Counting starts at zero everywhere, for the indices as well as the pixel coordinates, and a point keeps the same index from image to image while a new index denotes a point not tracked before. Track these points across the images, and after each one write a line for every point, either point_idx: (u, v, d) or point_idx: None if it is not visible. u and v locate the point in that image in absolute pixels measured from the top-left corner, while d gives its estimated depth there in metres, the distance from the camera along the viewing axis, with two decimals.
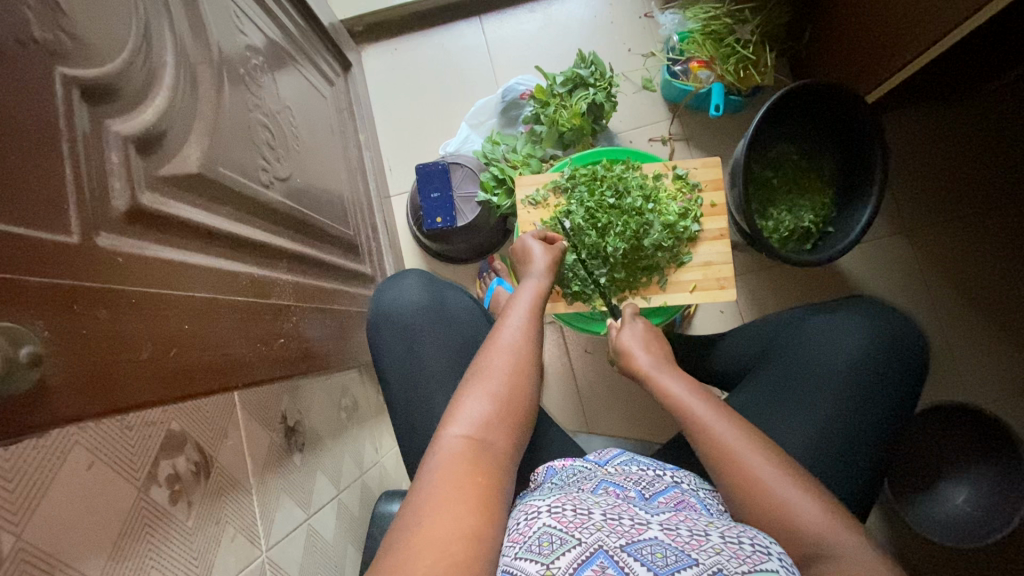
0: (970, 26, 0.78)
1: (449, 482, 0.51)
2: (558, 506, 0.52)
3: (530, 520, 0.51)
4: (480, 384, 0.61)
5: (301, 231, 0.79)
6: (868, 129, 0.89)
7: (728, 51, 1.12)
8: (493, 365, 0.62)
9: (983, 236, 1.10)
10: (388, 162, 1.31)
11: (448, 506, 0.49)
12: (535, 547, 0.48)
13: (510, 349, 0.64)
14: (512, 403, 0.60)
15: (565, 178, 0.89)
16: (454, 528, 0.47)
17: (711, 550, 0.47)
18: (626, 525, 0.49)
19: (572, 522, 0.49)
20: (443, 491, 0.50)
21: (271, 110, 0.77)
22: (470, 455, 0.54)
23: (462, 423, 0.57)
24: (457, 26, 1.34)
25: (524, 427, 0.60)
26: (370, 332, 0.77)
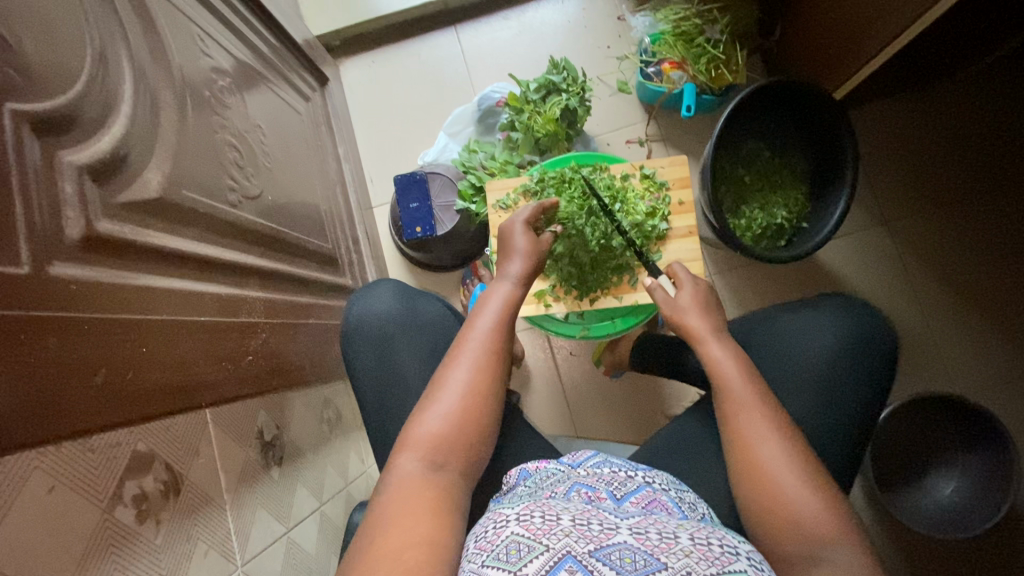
0: (929, 19, 0.78)
1: (405, 499, 0.53)
2: (527, 515, 0.52)
3: (499, 530, 0.51)
4: (439, 400, 0.62)
5: (274, 248, 0.80)
6: (835, 124, 0.90)
7: (698, 51, 1.12)
8: (455, 379, 0.63)
9: (963, 225, 1.11)
10: (370, 174, 1.32)
11: (403, 518, 0.51)
12: (502, 555, 0.48)
13: (473, 359, 0.64)
14: (470, 414, 0.61)
15: (534, 182, 0.90)
16: (405, 539, 0.49)
17: (680, 553, 0.47)
18: (595, 530, 0.49)
19: (540, 528, 0.49)
20: (400, 501, 0.53)
21: (239, 129, 0.78)
22: (424, 474, 0.56)
23: (419, 444, 0.58)
24: (433, 36, 1.35)
25: (487, 432, 0.63)
26: (343, 341, 0.78)
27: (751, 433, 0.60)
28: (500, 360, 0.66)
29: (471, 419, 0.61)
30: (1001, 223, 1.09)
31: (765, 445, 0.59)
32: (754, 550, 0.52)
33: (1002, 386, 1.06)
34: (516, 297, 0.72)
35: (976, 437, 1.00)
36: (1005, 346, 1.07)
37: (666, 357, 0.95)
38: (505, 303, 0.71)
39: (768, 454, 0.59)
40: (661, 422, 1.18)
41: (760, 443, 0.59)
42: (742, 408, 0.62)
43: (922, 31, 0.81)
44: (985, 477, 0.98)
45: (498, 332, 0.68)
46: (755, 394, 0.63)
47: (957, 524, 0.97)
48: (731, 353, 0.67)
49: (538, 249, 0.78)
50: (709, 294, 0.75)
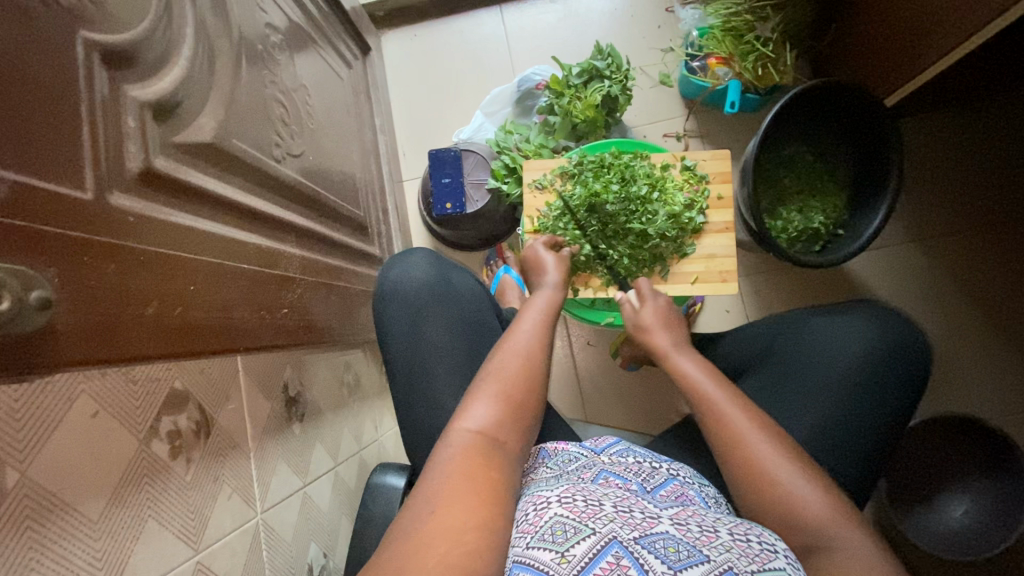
0: (1002, 25, 0.74)
1: (460, 470, 0.52)
2: (569, 498, 0.53)
3: (541, 511, 0.52)
4: (492, 385, 0.61)
5: (312, 208, 0.81)
6: (884, 132, 0.88)
7: (747, 48, 1.10)
8: (506, 365, 0.63)
9: (1006, 248, 1.08)
10: (402, 148, 1.32)
11: (455, 493, 0.50)
12: (547, 536, 0.48)
13: (519, 348, 0.65)
14: (519, 402, 0.61)
15: (572, 164, 0.89)
16: (463, 520, 0.47)
17: (721, 547, 0.48)
18: (637, 518, 0.50)
19: (584, 512, 0.50)
20: (457, 472, 0.52)
21: (286, 88, 0.78)
22: (479, 446, 0.55)
23: (474, 419, 0.58)
24: (477, 13, 1.34)
25: (531, 422, 0.61)
26: (376, 306, 0.79)
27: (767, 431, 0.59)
28: (545, 360, 0.66)
29: (523, 406, 0.61)
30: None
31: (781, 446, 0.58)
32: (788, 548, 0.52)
33: None
34: (556, 299, 0.74)
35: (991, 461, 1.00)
36: None
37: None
38: (548, 305, 0.73)
39: (782, 452, 0.58)
40: (674, 420, 1.18)
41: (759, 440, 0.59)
42: None
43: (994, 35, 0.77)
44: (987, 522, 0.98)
45: (543, 331, 0.68)
46: None
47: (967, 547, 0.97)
48: (696, 368, 0.66)
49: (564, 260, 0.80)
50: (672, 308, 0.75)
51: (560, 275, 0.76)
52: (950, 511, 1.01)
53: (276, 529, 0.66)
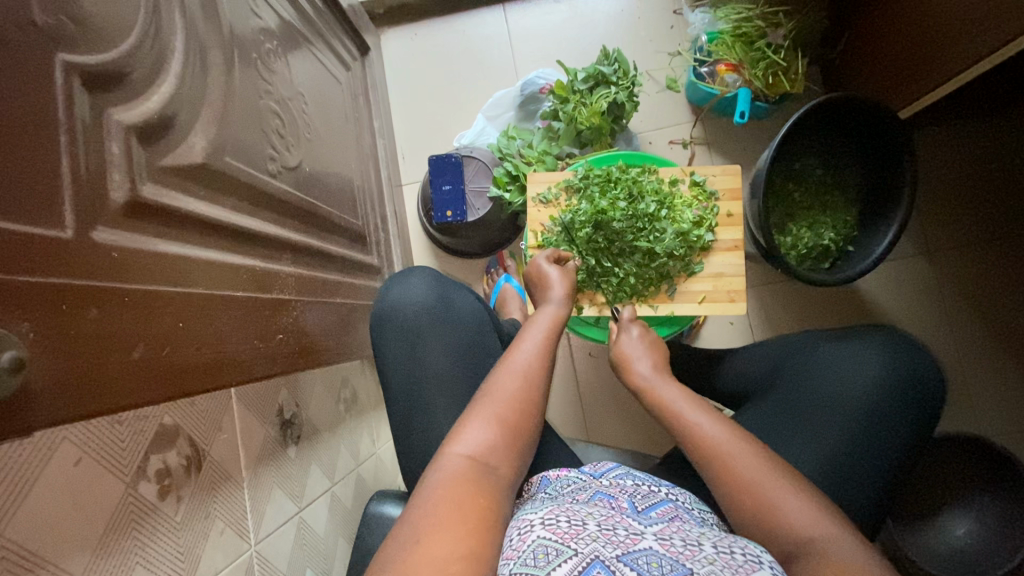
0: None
1: (451, 495, 0.50)
2: (552, 519, 0.51)
3: (524, 535, 0.50)
4: (488, 406, 0.59)
5: (308, 222, 0.78)
6: (898, 147, 0.86)
7: (757, 55, 1.07)
8: (504, 388, 0.61)
9: (1018, 264, 1.06)
10: (402, 151, 1.28)
11: (451, 521, 0.48)
12: (530, 560, 0.46)
13: (521, 370, 0.63)
14: (517, 426, 0.59)
15: (578, 178, 0.87)
16: (452, 550, 0.45)
17: (704, 560, 0.46)
18: (620, 536, 0.49)
19: (567, 533, 0.48)
20: (449, 498, 0.50)
21: (282, 97, 0.75)
22: (471, 473, 0.53)
23: (467, 442, 0.56)
24: (480, 13, 1.30)
25: (527, 448, 0.59)
26: (375, 325, 0.77)
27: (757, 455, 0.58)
28: (546, 383, 0.64)
29: (520, 432, 0.59)
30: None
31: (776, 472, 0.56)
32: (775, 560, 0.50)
33: None
34: (561, 316, 0.72)
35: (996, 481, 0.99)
36: None
37: (693, 371, 0.92)
38: (552, 322, 0.70)
39: (785, 482, 0.55)
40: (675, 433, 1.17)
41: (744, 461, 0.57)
42: None
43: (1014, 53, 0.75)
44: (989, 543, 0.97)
45: (546, 350, 0.67)
46: None
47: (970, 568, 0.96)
48: (675, 392, 0.68)
49: (569, 275, 0.78)
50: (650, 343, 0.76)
51: (565, 290, 0.74)
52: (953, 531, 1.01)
53: (270, 559, 0.64)
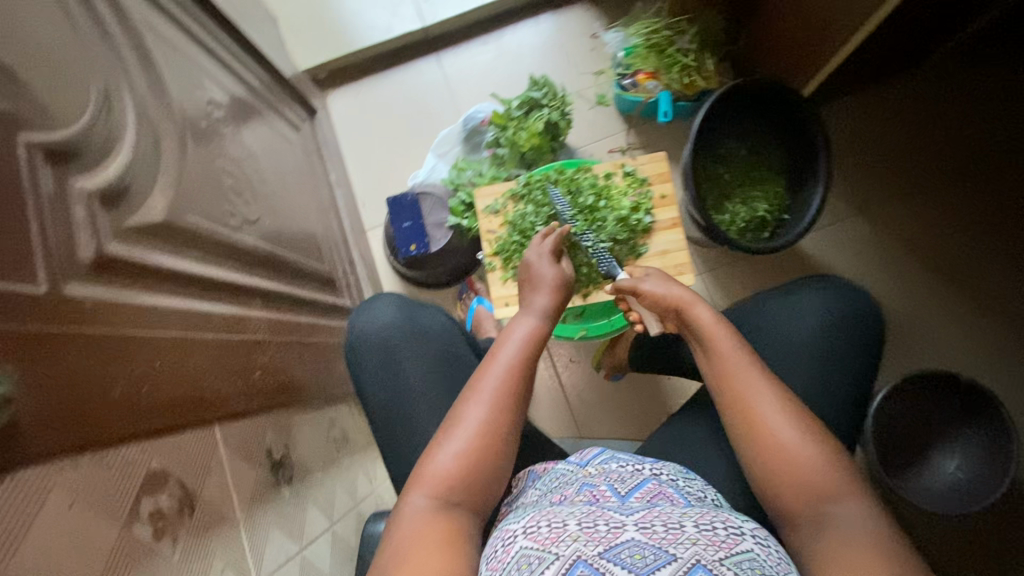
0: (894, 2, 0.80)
1: (419, 535, 0.55)
2: (533, 526, 0.54)
3: (508, 547, 0.53)
4: (454, 440, 0.61)
5: (276, 269, 0.82)
6: (804, 115, 0.96)
7: (670, 61, 1.18)
8: (472, 420, 0.62)
9: (941, 208, 1.16)
10: (361, 199, 1.34)
11: (416, 557, 0.53)
12: (516, 571, 0.50)
13: (491, 393, 0.64)
14: (484, 453, 0.61)
15: (520, 185, 0.93)
16: None
17: (687, 542, 0.49)
18: (602, 531, 0.51)
19: (547, 538, 0.51)
20: (418, 537, 0.54)
21: (235, 158, 0.81)
22: (435, 510, 0.57)
23: (433, 476, 0.59)
24: (416, 64, 1.41)
25: (499, 467, 0.62)
26: (349, 352, 0.80)
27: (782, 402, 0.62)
28: (520, 404, 0.65)
29: (488, 458, 0.61)
30: (974, 204, 1.15)
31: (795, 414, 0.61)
32: (758, 529, 0.56)
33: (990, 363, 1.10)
34: (542, 330, 0.71)
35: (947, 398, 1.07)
36: (990, 322, 1.11)
37: (660, 351, 0.97)
38: (530, 334, 0.70)
39: None
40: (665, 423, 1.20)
41: (762, 402, 0.62)
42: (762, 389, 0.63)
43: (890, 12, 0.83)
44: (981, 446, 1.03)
45: (519, 368, 0.66)
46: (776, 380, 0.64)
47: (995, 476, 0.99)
48: (710, 316, 0.69)
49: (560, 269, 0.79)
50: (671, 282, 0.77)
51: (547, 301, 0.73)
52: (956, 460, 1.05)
53: None
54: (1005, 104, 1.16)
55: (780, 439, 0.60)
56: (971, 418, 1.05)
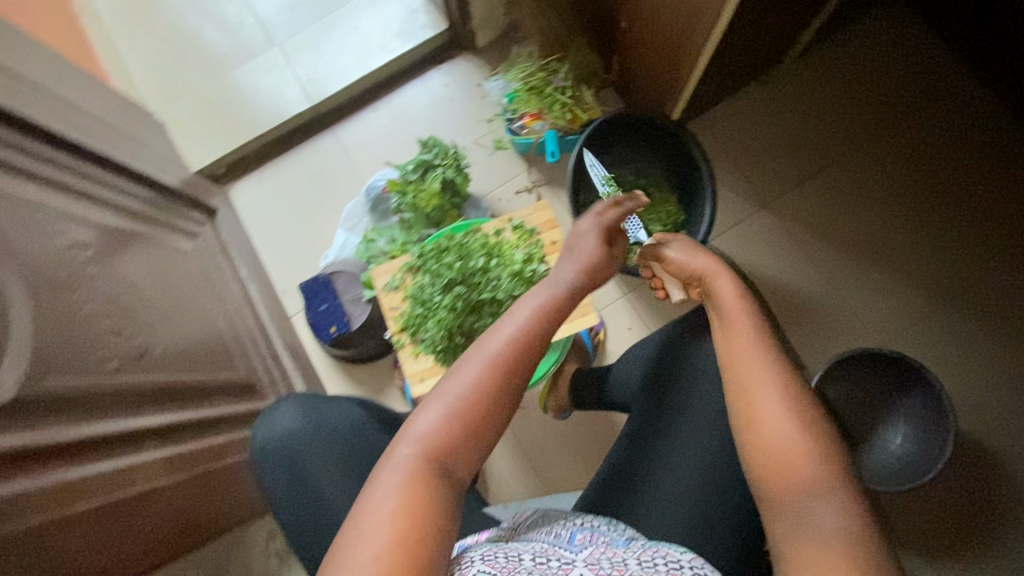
0: (731, 9, 0.86)
1: (397, 498, 0.56)
2: (490, 555, 0.59)
3: (463, 571, 0.57)
4: (446, 399, 0.63)
5: (167, 399, 0.82)
6: (661, 125, 1.03)
7: (550, 100, 1.20)
8: (467, 379, 0.63)
9: (816, 197, 1.26)
10: (280, 286, 1.33)
11: (392, 518, 0.55)
12: None
13: (488, 362, 0.64)
14: (472, 418, 0.62)
15: (414, 257, 0.92)
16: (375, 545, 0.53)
17: None
18: (553, 568, 0.58)
19: (505, 567, 0.57)
20: (396, 501, 0.56)
21: (109, 296, 0.79)
22: (422, 470, 0.59)
23: (416, 436, 0.61)
24: (312, 142, 1.41)
25: (486, 438, 0.63)
26: (258, 458, 0.87)
27: (778, 380, 0.69)
28: (513, 375, 0.65)
29: (476, 424, 0.62)
30: (854, 177, 1.26)
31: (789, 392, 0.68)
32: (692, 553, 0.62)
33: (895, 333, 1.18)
34: (560, 295, 0.73)
35: (883, 375, 1.10)
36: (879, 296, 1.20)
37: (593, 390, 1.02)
38: (541, 307, 0.70)
39: None
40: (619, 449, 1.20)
41: (766, 404, 0.67)
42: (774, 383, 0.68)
43: (730, 19, 0.89)
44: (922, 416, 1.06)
45: (529, 332, 0.68)
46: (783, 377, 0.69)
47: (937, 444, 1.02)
48: (730, 288, 0.77)
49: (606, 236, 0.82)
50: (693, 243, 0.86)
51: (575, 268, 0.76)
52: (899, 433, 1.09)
53: None
54: (844, 97, 1.29)
55: (768, 435, 0.66)
56: (907, 390, 1.08)
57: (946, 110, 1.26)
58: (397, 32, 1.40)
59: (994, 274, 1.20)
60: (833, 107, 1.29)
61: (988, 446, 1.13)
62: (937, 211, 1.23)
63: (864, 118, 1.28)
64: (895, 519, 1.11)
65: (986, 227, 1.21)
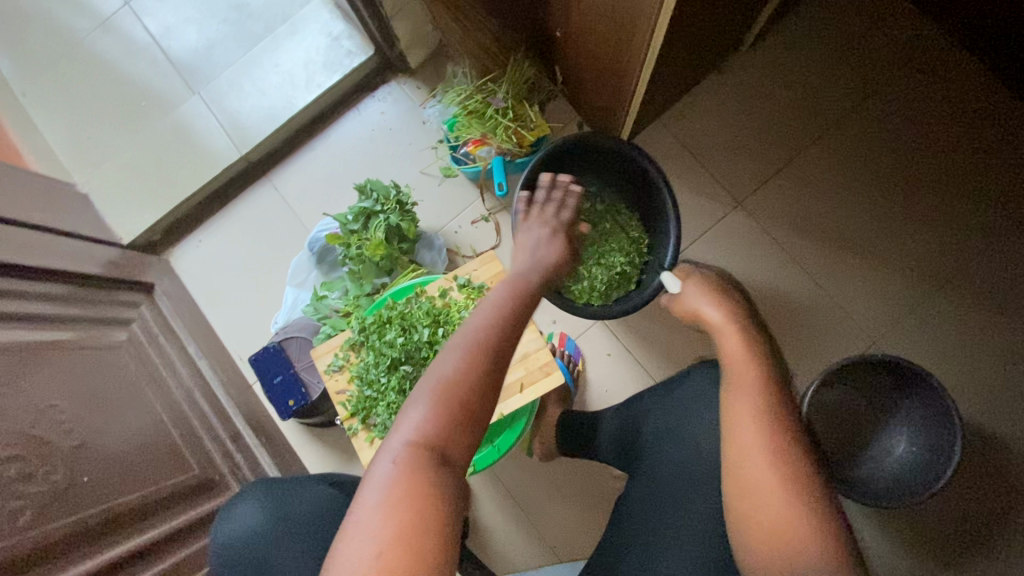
0: (665, 27, 0.76)
1: (388, 502, 0.50)
2: None
3: None
4: (429, 386, 0.55)
5: (100, 533, 0.76)
6: (603, 147, 0.95)
7: (493, 123, 1.11)
8: (452, 365, 0.56)
9: (791, 190, 1.17)
10: (236, 354, 1.25)
11: (384, 523, 0.49)
12: None
13: (468, 347, 0.57)
14: (462, 400, 0.55)
15: (355, 332, 0.84)
16: (366, 553, 0.48)
17: None
18: None
19: None
20: (390, 502, 0.50)
21: (19, 432, 0.71)
22: (415, 464, 0.52)
23: (409, 428, 0.54)
24: (249, 194, 1.31)
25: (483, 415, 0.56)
26: (218, 568, 0.76)
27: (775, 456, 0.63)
28: (503, 355, 0.58)
29: (469, 401, 0.55)
30: (830, 166, 1.17)
31: (791, 463, 0.63)
32: None
33: (886, 332, 1.12)
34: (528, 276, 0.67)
35: (878, 378, 1.02)
36: (865, 292, 1.13)
37: (579, 436, 0.98)
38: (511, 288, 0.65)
39: None
40: (613, 485, 1.14)
41: (764, 477, 0.63)
42: (777, 446, 0.64)
43: (666, 38, 0.79)
44: (924, 419, 0.98)
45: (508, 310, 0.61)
46: (775, 439, 0.64)
47: (942, 450, 0.94)
48: (734, 343, 0.73)
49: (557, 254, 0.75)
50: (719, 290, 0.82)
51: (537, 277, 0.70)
52: (901, 439, 1.02)
53: None
54: (810, 77, 1.19)
55: (770, 507, 0.62)
56: (905, 392, 1.01)
57: (924, 77, 1.16)
58: (322, 64, 1.29)
59: (985, 256, 1.12)
60: (801, 89, 1.19)
61: (996, 440, 1.07)
62: (934, 183, 1.14)
63: (835, 99, 1.18)
64: (886, 528, 1.06)
65: (976, 204, 1.13)
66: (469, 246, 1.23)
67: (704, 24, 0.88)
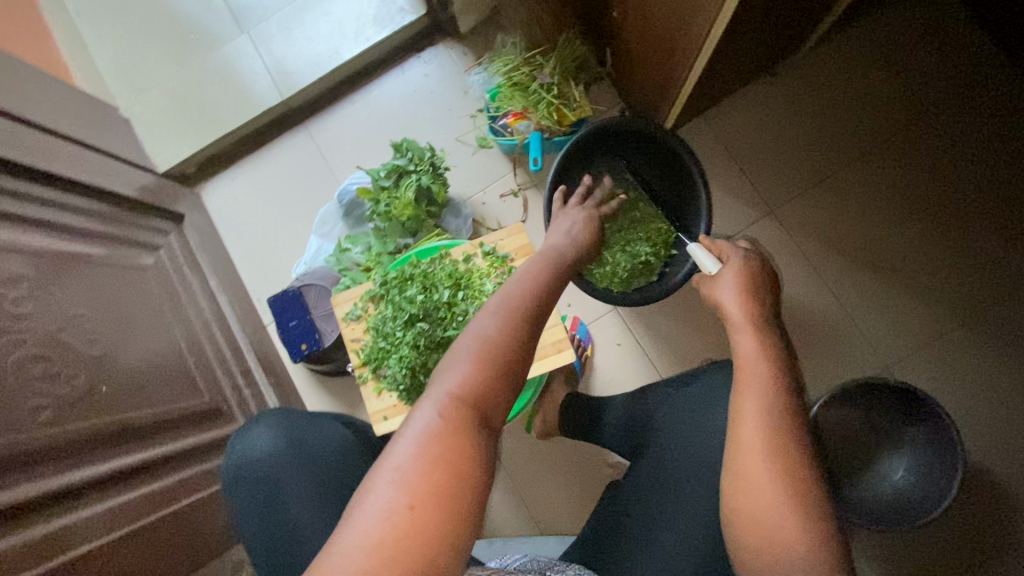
0: (723, 23, 0.75)
1: (429, 450, 0.49)
2: None
3: None
4: (474, 343, 0.56)
5: (110, 442, 0.78)
6: (646, 133, 0.95)
7: (535, 98, 1.11)
8: (500, 328, 0.57)
9: (827, 204, 1.15)
10: (255, 295, 1.27)
11: (425, 470, 0.48)
12: None
13: (506, 308, 0.59)
14: (504, 360, 0.56)
15: (377, 285, 0.86)
16: (401, 498, 0.47)
17: None
18: None
19: None
20: (433, 451, 0.49)
21: (44, 334, 0.74)
22: (459, 417, 0.51)
23: (452, 379, 0.54)
24: (286, 139, 1.32)
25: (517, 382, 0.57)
26: (228, 485, 0.79)
27: (769, 457, 0.57)
28: (537, 321, 0.60)
29: (510, 364, 0.56)
30: (872, 188, 1.15)
31: (789, 473, 0.56)
32: None
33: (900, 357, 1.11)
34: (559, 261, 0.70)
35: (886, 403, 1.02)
36: (886, 316, 1.12)
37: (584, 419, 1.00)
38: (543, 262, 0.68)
39: None
40: (606, 471, 1.15)
41: (758, 492, 0.56)
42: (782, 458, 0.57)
43: (722, 35, 0.78)
44: (926, 450, 0.98)
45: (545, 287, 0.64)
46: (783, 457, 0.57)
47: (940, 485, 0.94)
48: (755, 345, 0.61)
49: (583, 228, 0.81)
50: (758, 272, 0.67)
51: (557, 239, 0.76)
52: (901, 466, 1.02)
53: None
54: (865, 91, 1.16)
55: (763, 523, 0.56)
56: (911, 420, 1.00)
57: (982, 105, 1.13)
58: (372, 19, 1.28)
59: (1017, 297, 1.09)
60: (853, 102, 1.16)
61: (996, 480, 1.06)
62: (977, 215, 1.12)
63: (885, 119, 1.15)
64: (868, 553, 1.07)
65: (1017, 244, 1.10)
66: (495, 219, 1.24)
67: (765, 23, 0.86)
